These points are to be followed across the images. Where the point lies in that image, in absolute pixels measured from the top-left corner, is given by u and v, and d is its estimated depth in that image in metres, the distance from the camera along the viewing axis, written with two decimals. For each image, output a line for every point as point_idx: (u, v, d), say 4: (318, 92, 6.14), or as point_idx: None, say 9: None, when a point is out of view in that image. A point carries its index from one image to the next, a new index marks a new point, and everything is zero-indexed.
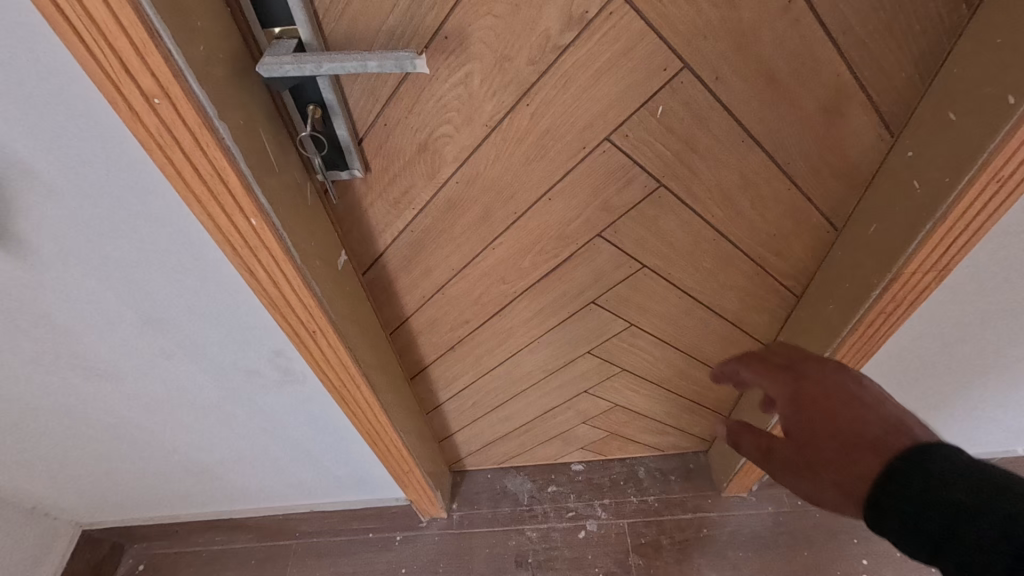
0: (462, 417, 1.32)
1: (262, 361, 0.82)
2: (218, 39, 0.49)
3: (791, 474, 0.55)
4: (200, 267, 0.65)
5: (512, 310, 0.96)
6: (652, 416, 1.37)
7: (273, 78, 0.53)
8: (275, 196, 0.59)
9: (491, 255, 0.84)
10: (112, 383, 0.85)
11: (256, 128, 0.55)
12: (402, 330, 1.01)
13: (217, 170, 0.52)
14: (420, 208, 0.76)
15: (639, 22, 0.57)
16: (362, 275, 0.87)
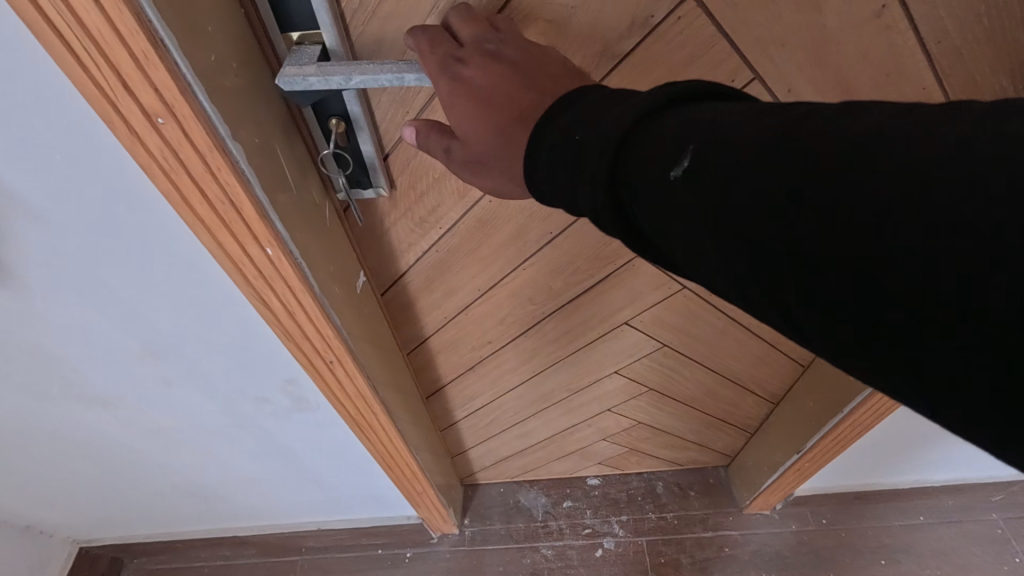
0: (477, 434, 1.27)
1: (272, 390, 0.76)
2: (234, 46, 0.43)
3: (470, 171, 0.46)
4: (207, 296, 0.58)
5: (538, 329, 0.92)
6: (674, 432, 1.33)
7: (294, 92, 0.48)
8: (292, 221, 0.52)
9: (522, 274, 0.79)
10: (111, 410, 0.79)
11: (271, 145, 0.49)
12: (421, 350, 0.97)
13: (229, 198, 0.45)
14: (448, 227, 0.71)
15: (710, 26, 0.53)
16: (380, 295, 0.82)
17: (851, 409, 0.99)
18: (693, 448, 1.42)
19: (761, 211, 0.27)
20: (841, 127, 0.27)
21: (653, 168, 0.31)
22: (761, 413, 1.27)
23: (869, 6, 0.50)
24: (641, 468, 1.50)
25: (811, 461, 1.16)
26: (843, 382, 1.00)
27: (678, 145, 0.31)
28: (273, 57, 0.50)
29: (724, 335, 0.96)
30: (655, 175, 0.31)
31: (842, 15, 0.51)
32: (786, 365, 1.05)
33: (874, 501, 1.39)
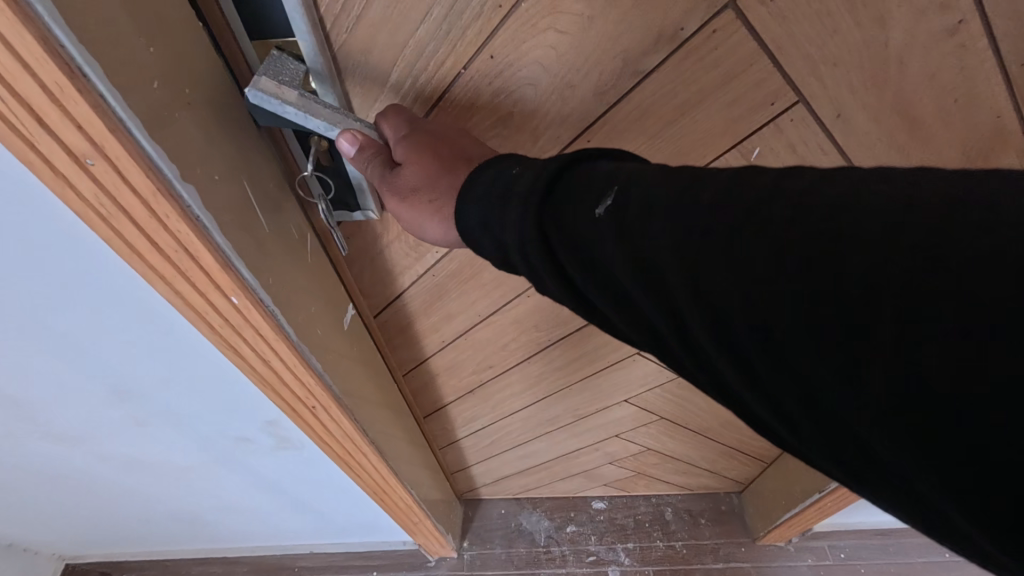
0: (478, 453, 1.21)
1: (253, 430, 0.70)
2: (192, 65, 0.37)
3: (404, 199, 0.46)
4: (172, 339, 0.52)
5: (543, 356, 0.86)
6: (686, 459, 1.26)
7: (260, 107, 0.43)
8: (265, 262, 0.46)
9: (527, 302, 0.73)
10: (80, 448, 0.73)
11: (236, 179, 0.42)
12: (418, 372, 0.91)
13: (184, 246, 0.38)
14: (445, 253, 0.64)
15: (751, 43, 0.47)
16: (373, 317, 0.76)
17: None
18: (704, 475, 1.35)
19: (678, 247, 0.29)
20: (744, 176, 0.29)
21: (578, 208, 0.33)
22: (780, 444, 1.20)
23: (943, 23, 0.43)
24: (648, 492, 1.44)
25: (835, 500, 1.12)
26: None
27: (596, 186, 0.33)
28: (245, 67, 0.46)
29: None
30: (580, 214, 0.33)
31: (908, 33, 0.44)
32: None
33: (896, 542, 1.33)
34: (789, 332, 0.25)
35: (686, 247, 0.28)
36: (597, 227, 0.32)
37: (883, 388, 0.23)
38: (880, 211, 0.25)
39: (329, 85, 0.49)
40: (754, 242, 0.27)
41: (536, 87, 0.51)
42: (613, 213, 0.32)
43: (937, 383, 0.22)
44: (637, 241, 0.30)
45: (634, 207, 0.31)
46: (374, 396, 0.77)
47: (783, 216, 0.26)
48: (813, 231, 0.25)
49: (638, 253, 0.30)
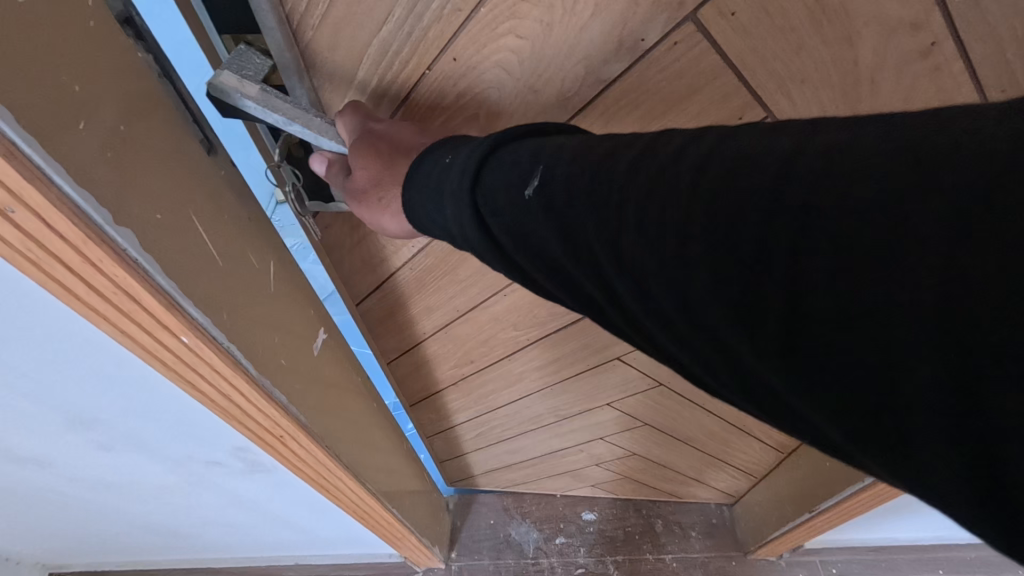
0: (466, 446, 1.21)
1: (223, 455, 0.68)
2: (132, 98, 0.35)
3: (360, 203, 0.48)
4: (125, 373, 0.50)
5: (524, 354, 0.87)
6: (673, 466, 1.29)
7: (221, 103, 0.43)
8: (216, 300, 0.44)
9: (504, 299, 0.72)
10: (46, 470, 0.71)
11: (181, 218, 0.40)
12: (402, 360, 0.91)
13: (123, 289, 0.36)
14: (421, 247, 0.63)
15: (714, 56, 0.48)
16: (355, 305, 0.77)
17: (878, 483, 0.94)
18: (692, 483, 1.35)
19: (597, 222, 0.33)
20: (648, 152, 0.33)
21: (509, 190, 0.37)
22: (769, 457, 1.20)
23: (916, 43, 0.44)
24: (637, 497, 1.44)
25: (824, 521, 1.12)
26: None
27: (522, 168, 0.37)
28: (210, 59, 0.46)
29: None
30: (512, 197, 0.37)
31: (876, 54, 0.46)
32: None
33: (890, 560, 1.31)
34: (689, 290, 0.29)
35: (601, 222, 0.33)
36: (529, 208, 0.36)
37: (767, 336, 0.27)
38: (758, 177, 0.28)
39: (297, 79, 0.49)
40: (653, 211, 0.31)
41: (501, 89, 0.52)
42: (540, 193, 0.36)
43: (808, 325, 0.26)
44: (563, 219, 0.35)
45: (557, 185, 0.35)
46: (343, 421, 0.75)
47: (679, 190, 0.30)
48: (704, 201, 0.29)
49: (565, 229, 0.34)
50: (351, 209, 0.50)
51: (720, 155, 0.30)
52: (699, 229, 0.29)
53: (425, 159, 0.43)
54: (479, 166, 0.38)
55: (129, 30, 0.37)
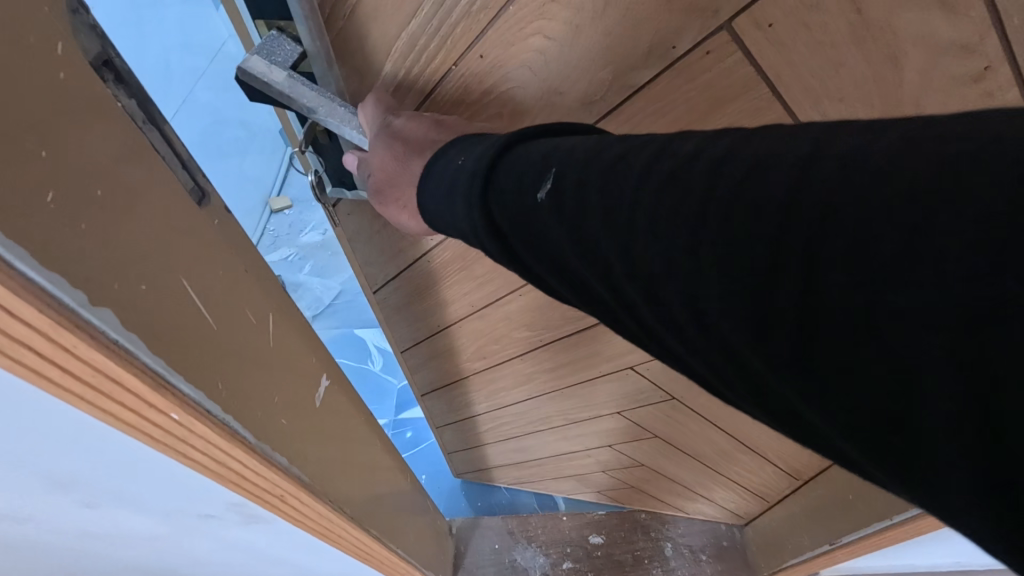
0: (475, 438, 1.32)
1: (220, 509, 0.63)
2: (105, 154, 0.30)
3: (382, 197, 0.56)
4: (110, 443, 0.45)
5: (534, 355, 0.96)
6: (681, 481, 1.30)
7: (255, 87, 0.53)
8: (210, 367, 0.39)
9: (519, 299, 0.82)
10: (26, 526, 0.66)
11: (165, 287, 0.35)
12: (416, 351, 1.05)
13: (102, 371, 0.31)
14: (439, 243, 0.75)
15: (747, 67, 0.48)
16: (371, 292, 0.91)
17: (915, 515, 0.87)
18: (701, 500, 1.34)
19: (603, 223, 0.34)
20: (660, 154, 0.33)
21: (521, 191, 0.39)
22: (783, 484, 1.18)
23: (967, 67, 0.43)
24: (644, 512, 1.44)
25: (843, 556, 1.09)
26: None
27: (534, 170, 0.39)
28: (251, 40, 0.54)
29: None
30: (524, 197, 0.39)
31: (922, 75, 0.44)
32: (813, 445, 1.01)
33: None
34: (695, 292, 0.30)
35: (606, 222, 0.34)
36: (537, 209, 0.38)
37: (775, 343, 0.27)
38: (773, 174, 0.28)
39: (326, 67, 0.53)
40: (663, 216, 0.31)
41: (525, 89, 0.53)
42: (548, 193, 0.37)
43: (819, 331, 0.25)
44: (568, 219, 0.36)
45: (566, 187, 0.37)
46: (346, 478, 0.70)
47: (689, 191, 0.31)
48: (714, 201, 0.29)
49: (569, 228, 0.36)
50: (374, 201, 0.57)
51: (738, 152, 0.30)
52: (706, 230, 0.29)
53: (439, 158, 0.47)
54: (489, 167, 0.41)
55: (109, 74, 0.32)
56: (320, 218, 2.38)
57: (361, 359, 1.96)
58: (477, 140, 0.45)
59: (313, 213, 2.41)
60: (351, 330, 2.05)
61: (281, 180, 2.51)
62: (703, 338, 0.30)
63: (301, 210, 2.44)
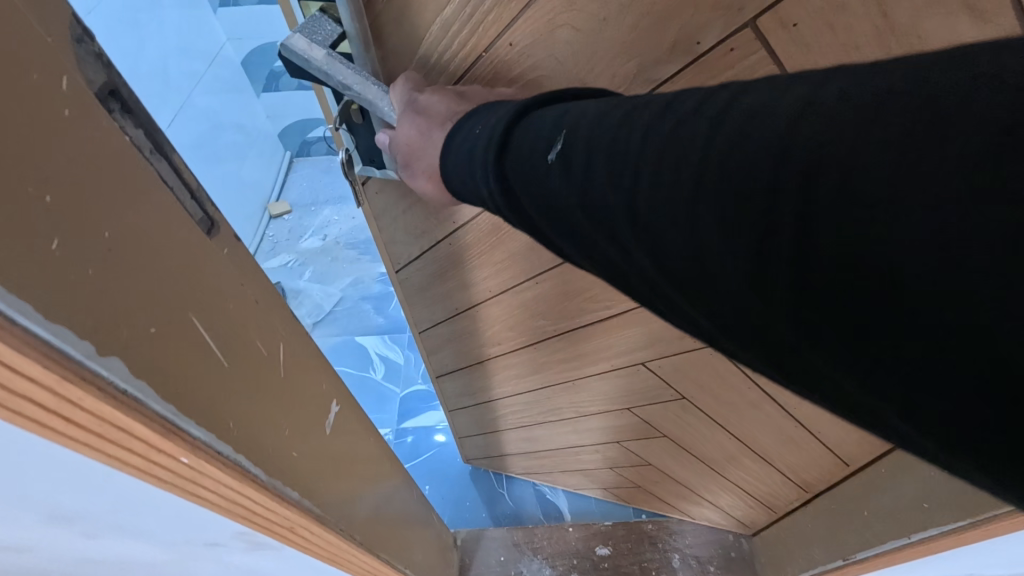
0: (487, 424, 1.39)
1: (226, 537, 0.61)
2: (107, 193, 0.28)
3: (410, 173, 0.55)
4: (113, 481, 0.43)
5: (547, 345, 1.01)
6: (688, 485, 1.31)
7: (296, 65, 0.56)
8: (221, 408, 0.38)
9: (534, 287, 0.87)
10: (22, 556, 0.63)
11: (173, 326, 0.33)
12: (435, 330, 1.12)
13: (112, 423, 0.29)
14: (462, 224, 0.80)
15: (769, 66, 0.48)
16: (396, 272, 1.01)
17: (925, 538, 0.80)
18: (706, 506, 1.35)
19: (617, 181, 0.35)
20: (666, 111, 0.34)
21: (533, 153, 0.40)
22: (792, 496, 1.17)
23: None
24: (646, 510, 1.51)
25: None
26: (914, 497, 0.82)
27: (546, 133, 0.39)
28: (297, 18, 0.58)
29: (754, 408, 0.97)
30: (537, 160, 0.39)
31: None
32: (825, 457, 1.00)
33: None
34: (711, 244, 0.31)
35: (620, 180, 0.35)
36: (550, 170, 0.39)
37: (784, 283, 0.29)
38: (777, 123, 0.30)
39: (363, 50, 0.57)
40: (673, 173, 0.33)
41: (550, 78, 0.55)
42: (560, 153, 0.38)
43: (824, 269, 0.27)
44: (581, 179, 0.37)
45: (578, 147, 0.38)
46: (352, 499, 0.67)
47: (699, 144, 0.32)
48: (723, 153, 0.31)
49: (583, 187, 0.37)
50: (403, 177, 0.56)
51: (740, 105, 0.32)
52: (717, 182, 0.31)
53: (458, 128, 0.47)
54: (503, 133, 0.42)
55: (116, 103, 0.31)
56: (318, 223, 2.40)
57: (363, 367, 1.94)
58: (492, 106, 0.46)
59: (313, 218, 2.43)
60: (352, 337, 2.03)
61: (280, 185, 2.53)
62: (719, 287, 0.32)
63: (301, 216, 2.45)
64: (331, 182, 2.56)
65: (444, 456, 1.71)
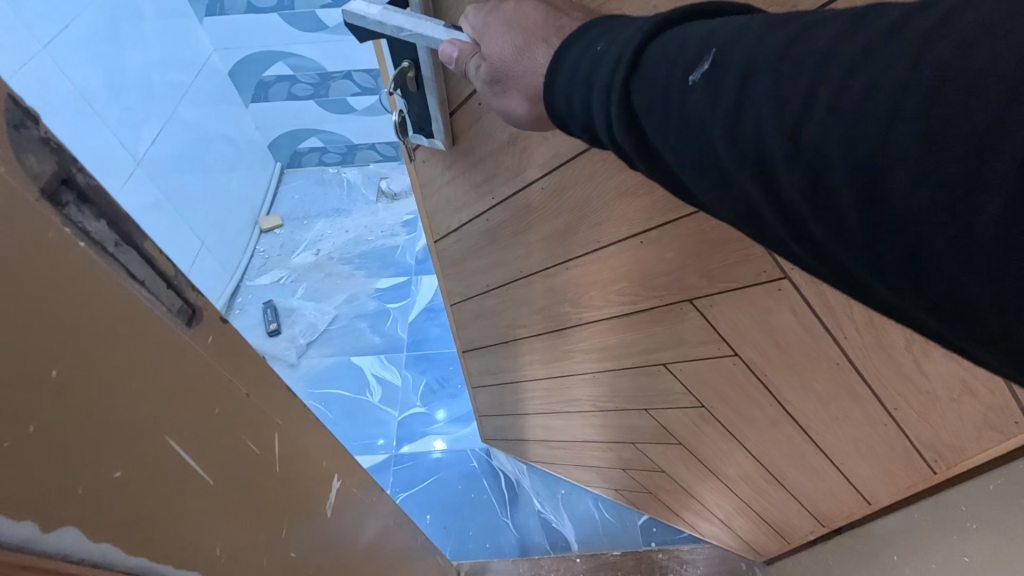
0: (503, 408, 1.40)
1: None
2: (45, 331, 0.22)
3: (498, 99, 0.48)
4: None
5: (572, 335, 0.99)
6: (701, 498, 1.25)
7: (355, 26, 0.55)
8: (210, 532, 0.32)
9: (566, 273, 0.86)
10: None
11: (142, 463, 0.27)
12: (463, 305, 1.12)
13: None
14: (501, 200, 0.80)
15: None
16: (433, 241, 1.00)
17: None
18: (713, 521, 1.31)
19: (777, 104, 0.27)
20: (865, 15, 0.26)
21: (667, 73, 0.32)
22: (810, 530, 1.11)
23: None
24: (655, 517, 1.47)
25: None
26: (953, 547, 0.78)
27: (688, 50, 0.31)
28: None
29: (774, 427, 0.90)
30: (670, 82, 0.32)
31: None
32: (852, 500, 0.94)
33: None
34: (892, 190, 0.24)
35: (778, 106, 0.27)
36: (684, 95, 0.31)
37: (980, 246, 0.22)
38: None
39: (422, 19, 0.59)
40: (860, 90, 0.25)
41: None
42: (704, 75, 0.31)
43: None
44: (724, 105, 0.30)
45: (731, 66, 0.30)
46: (354, 533, 0.59)
47: (915, 57, 0.24)
48: (945, 69, 0.23)
49: (723, 115, 0.30)
50: (487, 101, 0.48)
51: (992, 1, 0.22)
52: (926, 107, 0.23)
53: (573, 46, 0.38)
54: (632, 53, 0.34)
55: (70, 194, 0.25)
56: (310, 236, 2.33)
57: (358, 390, 1.87)
58: (614, 24, 0.38)
59: (305, 231, 2.35)
60: (348, 357, 1.96)
61: (271, 198, 2.47)
62: (894, 243, 0.25)
63: (291, 230, 2.37)
64: (322, 194, 2.49)
65: (445, 483, 1.65)
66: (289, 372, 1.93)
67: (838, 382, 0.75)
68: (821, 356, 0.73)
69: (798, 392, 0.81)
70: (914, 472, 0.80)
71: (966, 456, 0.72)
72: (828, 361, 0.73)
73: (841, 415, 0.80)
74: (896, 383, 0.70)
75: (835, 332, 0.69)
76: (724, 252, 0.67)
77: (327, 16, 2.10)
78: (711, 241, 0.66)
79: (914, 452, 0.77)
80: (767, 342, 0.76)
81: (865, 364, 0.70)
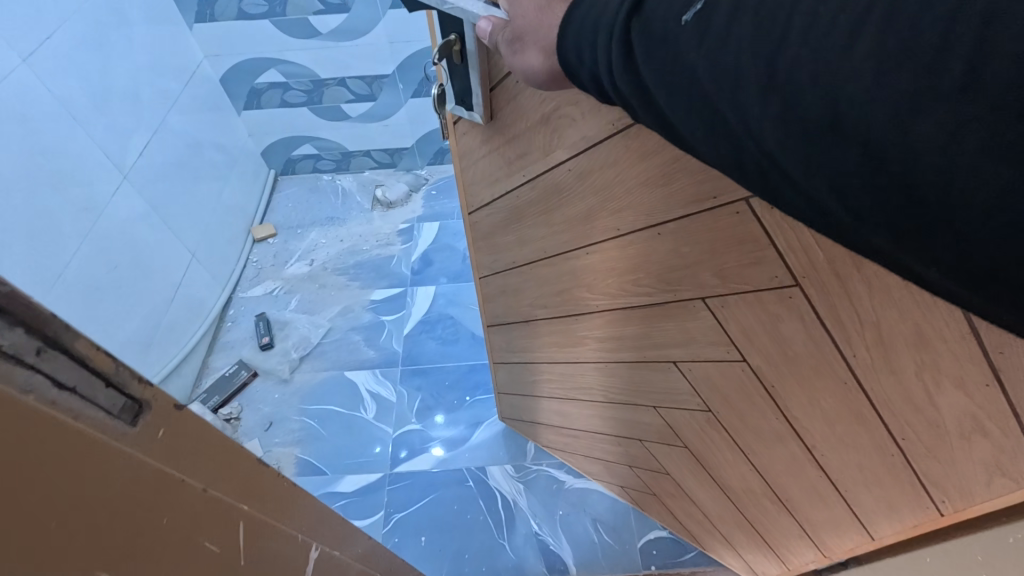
0: (519, 386, 1.41)
1: None
2: None
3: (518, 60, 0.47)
4: None
5: (588, 320, 0.97)
6: (703, 508, 1.22)
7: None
8: None
9: (584, 258, 0.85)
10: None
11: None
12: (490, 281, 1.13)
13: None
14: (531, 177, 0.80)
15: None
16: (467, 215, 1.01)
17: None
18: (714, 534, 1.28)
19: (763, 38, 0.30)
20: None
21: (664, 13, 0.34)
22: (811, 559, 1.07)
23: None
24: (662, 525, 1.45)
25: None
26: None
27: None
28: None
29: (778, 441, 0.86)
30: (667, 20, 0.33)
31: None
32: (856, 530, 0.90)
33: None
34: (859, 110, 0.27)
35: (763, 38, 0.30)
36: (678, 33, 0.33)
37: (927, 154, 0.25)
38: None
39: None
40: (835, 22, 0.28)
41: None
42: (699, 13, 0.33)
43: (979, 140, 0.24)
44: (714, 39, 0.32)
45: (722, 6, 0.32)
46: (337, 569, 0.56)
47: None
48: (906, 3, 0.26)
49: (714, 49, 0.32)
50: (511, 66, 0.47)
51: None
52: (888, 35, 0.26)
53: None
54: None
55: None
56: (304, 246, 2.30)
57: (351, 407, 1.84)
58: None
59: (299, 241, 2.32)
60: (341, 372, 1.92)
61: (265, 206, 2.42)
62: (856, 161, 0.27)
63: (286, 239, 2.33)
64: (317, 204, 2.44)
65: (440, 503, 1.61)
66: (279, 387, 1.90)
67: (846, 403, 0.71)
68: (829, 372, 0.69)
69: (805, 409, 0.77)
70: (920, 512, 0.77)
71: (976, 500, 0.68)
72: (835, 380, 0.69)
73: (847, 438, 0.76)
74: (906, 414, 0.66)
75: (844, 349, 0.65)
76: (739, 252, 0.63)
77: (320, 22, 2.04)
78: (724, 240, 0.63)
79: (921, 490, 0.74)
80: (775, 351, 0.72)
81: (873, 387, 0.66)
